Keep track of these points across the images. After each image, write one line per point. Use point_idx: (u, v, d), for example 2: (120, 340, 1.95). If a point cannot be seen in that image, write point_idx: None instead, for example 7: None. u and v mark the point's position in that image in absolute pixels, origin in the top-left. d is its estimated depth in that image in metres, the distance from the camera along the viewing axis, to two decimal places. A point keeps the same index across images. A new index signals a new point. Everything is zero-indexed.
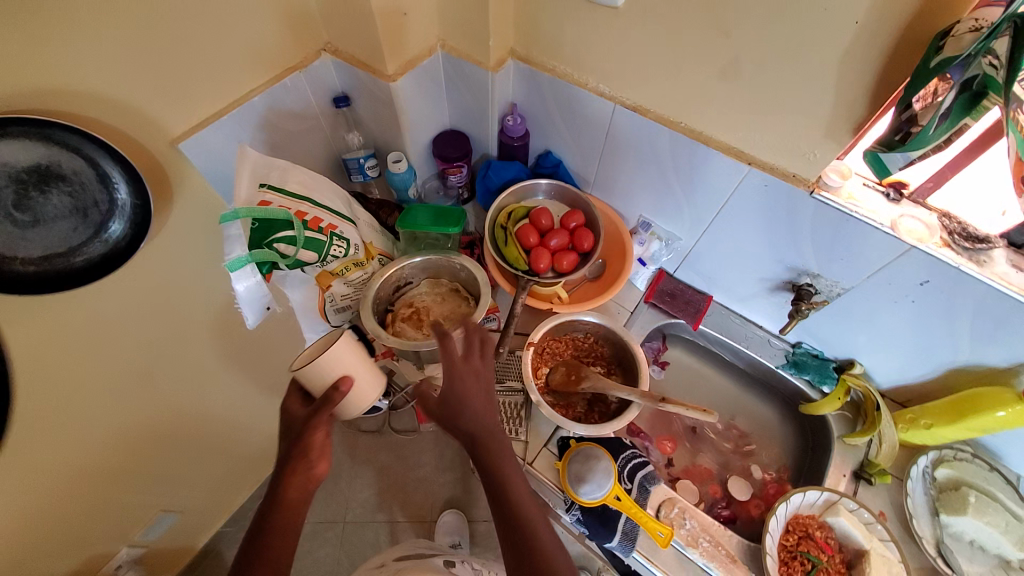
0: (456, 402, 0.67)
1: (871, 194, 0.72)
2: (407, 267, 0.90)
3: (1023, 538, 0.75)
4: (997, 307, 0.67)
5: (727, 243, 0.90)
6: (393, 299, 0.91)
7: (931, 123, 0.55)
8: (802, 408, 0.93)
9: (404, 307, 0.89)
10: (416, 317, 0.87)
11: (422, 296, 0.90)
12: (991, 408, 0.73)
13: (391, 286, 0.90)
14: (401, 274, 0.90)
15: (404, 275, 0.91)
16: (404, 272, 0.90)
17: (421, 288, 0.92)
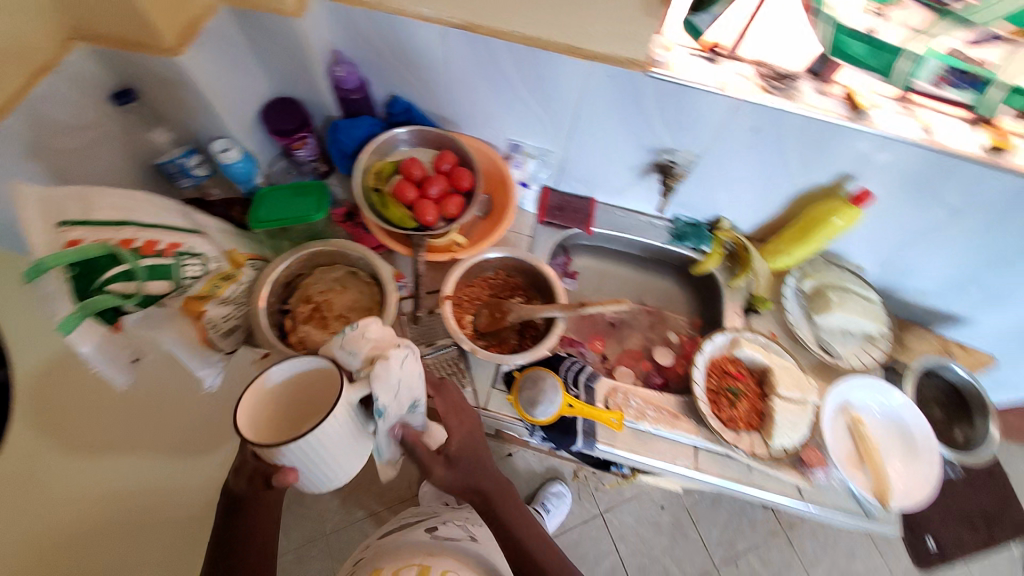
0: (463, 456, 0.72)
1: (696, 61, 0.77)
2: (292, 261, 0.84)
3: (873, 313, 0.96)
4: (817, 131, 0.77)
5: (594, 141, 0.92)
6: (285, 301, 0.84)
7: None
8: (693, 271, 1.06)
9: (300, 305, 0.83)
10: (319, 315, 0.82)
11: (320, 287, 0.85)
12: (830, 218, 0.87)
13: (279, 287, 0.83)
14: (288, 270, 0.84)
15: (291, 271, 0.85)
16: (290, 267, 0.84)
17: (315, 281, 0.86)
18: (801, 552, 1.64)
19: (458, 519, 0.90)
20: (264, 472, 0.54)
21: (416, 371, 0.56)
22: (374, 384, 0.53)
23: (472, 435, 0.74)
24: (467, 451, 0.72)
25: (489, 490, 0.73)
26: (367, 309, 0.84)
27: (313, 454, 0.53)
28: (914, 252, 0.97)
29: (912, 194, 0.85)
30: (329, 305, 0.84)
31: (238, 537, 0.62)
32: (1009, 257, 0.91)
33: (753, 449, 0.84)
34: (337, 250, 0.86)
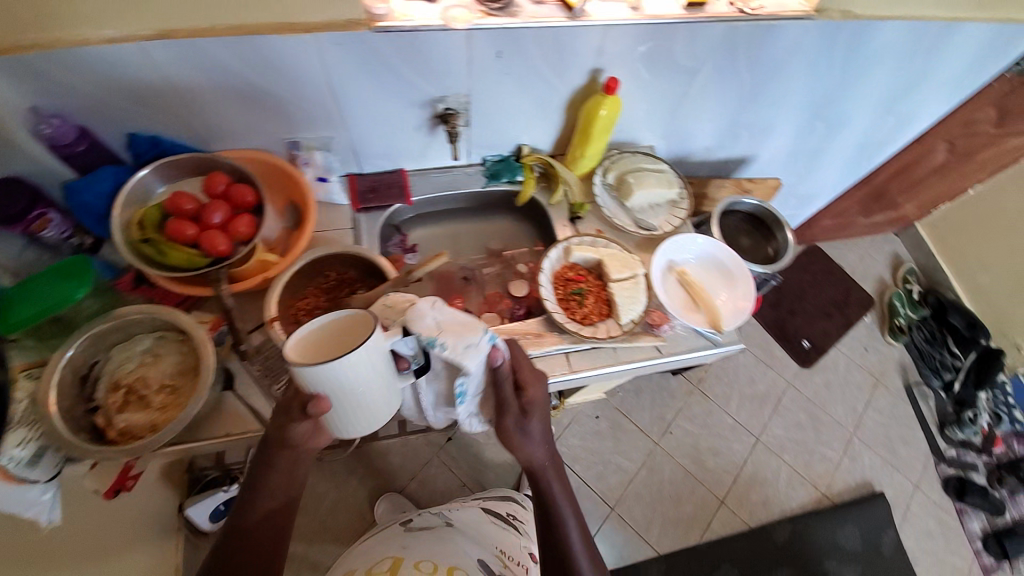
0: (531, 430, 0.74)
1: (416, 4, 0.78)
2: (77, 353, 0.74)
3: (668, 181, 1.08)
4: (549, 37, 0.83)
5: (367, 113, 0.91)
6: (88, 397, 0.75)
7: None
8: (519, 202, 1.12)
9: (109, 394, 0.75)
10: (137, 396, 0.76)
11: (126, 368, 0.77)
12: (598, 113, 0.95)
13: (73, 385, 0.73)
14: (76, 363, 0.74)
15: (81, 362, 0.75)
16: (77, 360, 0.74)
17: (118, 363, 0.77)
18: (714, 397, 1.90)
19: (438, 510, 1.09)
20: (301, 403, 0.62)
21: (449, 313, 0.72)
22: (416, 324, 0.69)
23: (542, 421, 0.75)
24: (534, 425, 0.75)
25: (542, 466, 0.76)
26: (190, 367, 0.79)
27: (343, 385, 0.61)
28: (679, 118, 1.12)
29: (650, 70, 0.96)
30: (149, 381, 0.77)
31: (251, 509, 0.68)
32: (744, 93, 1.09)
33: (611, 333, 0.93)
34: (132, 321, 0.77)
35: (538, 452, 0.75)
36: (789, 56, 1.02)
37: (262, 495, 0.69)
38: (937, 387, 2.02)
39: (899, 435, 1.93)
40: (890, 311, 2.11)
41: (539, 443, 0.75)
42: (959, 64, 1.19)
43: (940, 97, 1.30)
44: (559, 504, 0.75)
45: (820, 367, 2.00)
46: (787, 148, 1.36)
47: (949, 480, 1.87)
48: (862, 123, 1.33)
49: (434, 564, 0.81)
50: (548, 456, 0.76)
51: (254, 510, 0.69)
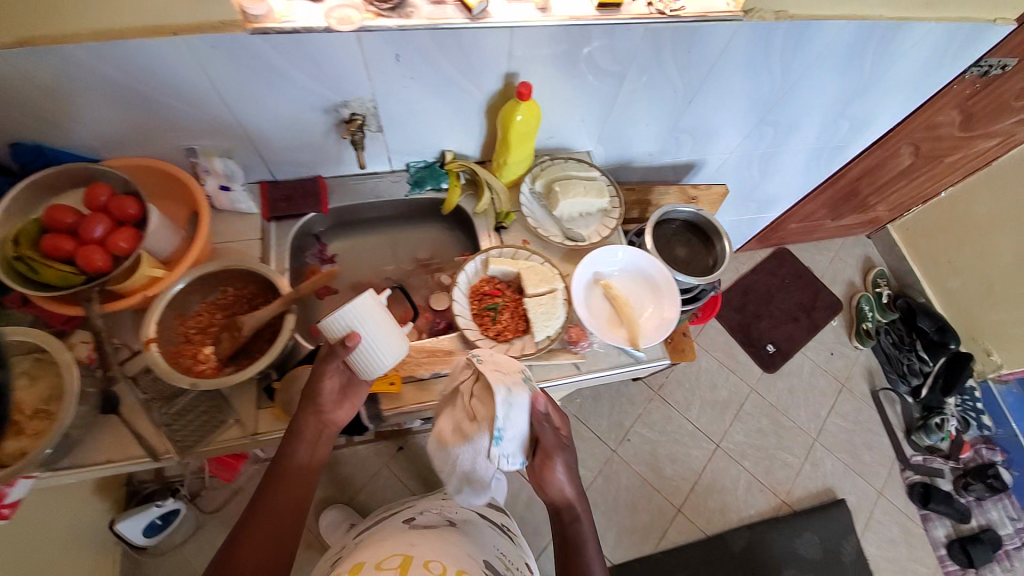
0: (557, 468, 0.72)
1: (299, 4, 0.73)
2: None
3: (599, 188, 1.03)
4: (449, 40, 0.78)
5: (265, 118, 0.86)
6: None
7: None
8: (445, 211, 1.07)
9: None
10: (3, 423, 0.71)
11: None
12: (513, 119, 0.90)
13: None
14: None
15: None
16: None
17: None
18: (674, 402, 1.85)
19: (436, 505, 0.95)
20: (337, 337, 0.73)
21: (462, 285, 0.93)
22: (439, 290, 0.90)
23: (572, 460, 0.74)
24: (557, 463, 0.72)
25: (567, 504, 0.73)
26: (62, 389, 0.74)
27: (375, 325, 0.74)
28: (613, 123, 1.07)
29: (572, 74, 0.91)
30: (22, 408, 0.72)
31: (281, 465, 0.73)
32: (679, 96, 1.03)
33: (525, 350, 0.90)
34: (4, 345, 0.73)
35: (562, 489, 0.73)
36: (718, 59, 0.95)
37: (299, 452, 0.74)
38: (906, 392, 1.93)
39: (864, 441, 1.87)
40: (858, 314, 2.05)
41: (566, 483, 0.73)
42: (914, 65, 1.11)
43: (898, 100, 1.23)
44: (585, 541, 0.72)
45: (784, 371, 1.95)
46: (736, 153, 1.31)
47: (914, 486, 1.80)
48: (815, 128, 1.27)
49: (443, 567, 0.70)
50: (572, 496, 0.73)
51: (298, 450, 0.74)
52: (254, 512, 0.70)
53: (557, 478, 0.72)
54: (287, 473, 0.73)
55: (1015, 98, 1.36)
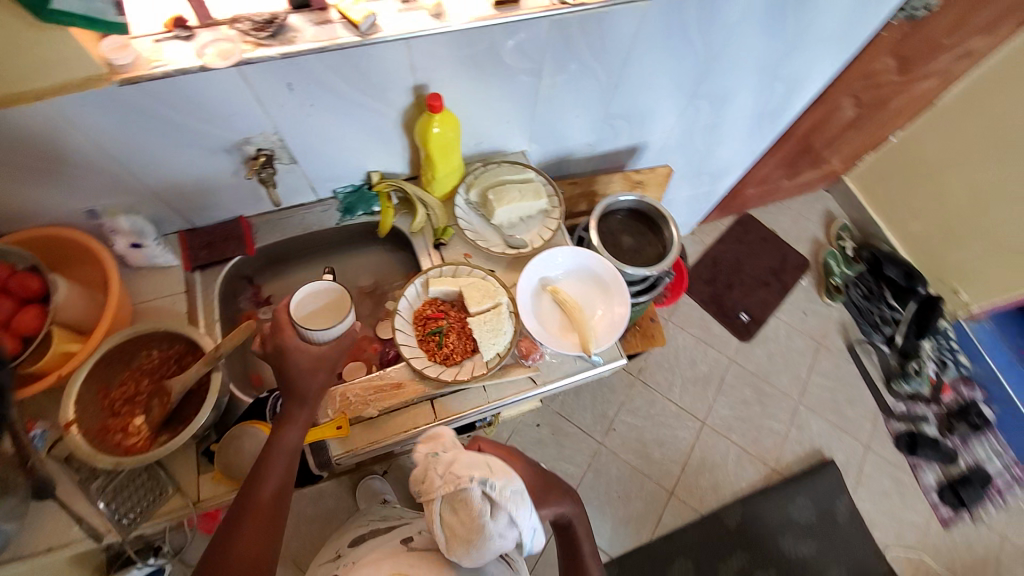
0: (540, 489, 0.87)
1: (167, 44, 0.66)
2: None
3: (535, 190, 1.00)
4: (343, 61, 0.72)
5: (165, 167, 0.80)
6: None
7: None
8: (381, 234, 1.02)
9: None
10: None
11: None
12: (431, 134, 0.86)
13: None
14: None
15: None
16: None
17: None
18: (655, 385, 1.84)
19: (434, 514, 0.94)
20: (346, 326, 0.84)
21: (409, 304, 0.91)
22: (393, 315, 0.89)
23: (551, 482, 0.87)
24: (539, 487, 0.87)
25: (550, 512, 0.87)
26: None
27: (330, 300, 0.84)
28: (542, 120, 1.03)
29: (485, 78, 0.86)
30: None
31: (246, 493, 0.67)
32: (604, 83, 0.99)
33: (476, 370, 0.87)
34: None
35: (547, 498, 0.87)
36: (636, 41, 0.91)
37: (267, 481, 0.68)
38: (880, 341, 1.95)
39: (845, 396, 1.89)
40: (825, 270, 2.05)
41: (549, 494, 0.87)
42: (837, 17, 1.08)
43: (829, 54, 1.20)
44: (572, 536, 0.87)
45: (760, 338, 1.96)
46: (677, 131, 1.28)
47: (900, 436, 1.82)
48: (750, 94, 1.24)
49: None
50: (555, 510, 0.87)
51: (266, 484, 0.68)
52: (215, 558, 0.62)
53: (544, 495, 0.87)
54: (251, 513, 0.66)
55: (946, 35, 1.35)
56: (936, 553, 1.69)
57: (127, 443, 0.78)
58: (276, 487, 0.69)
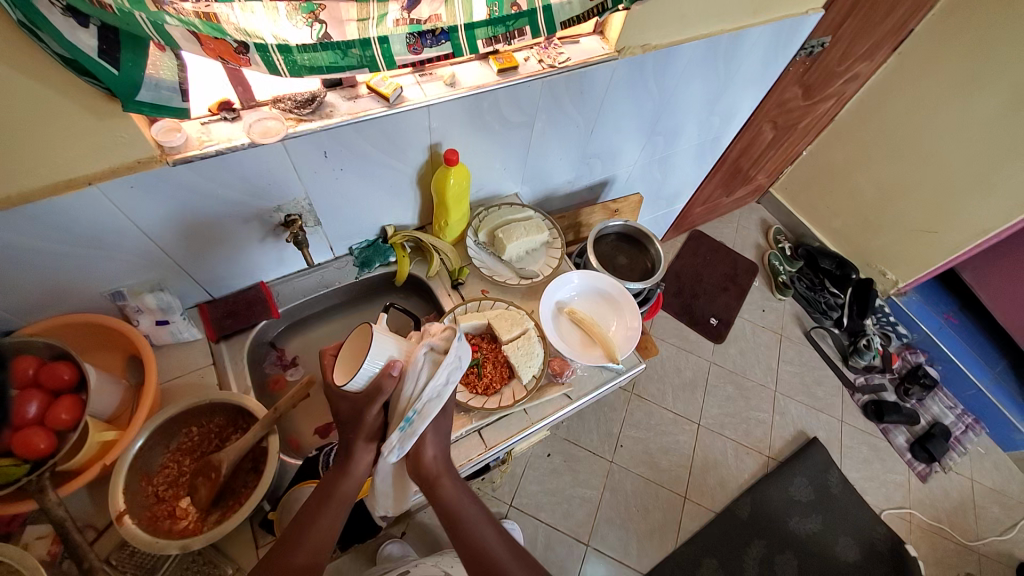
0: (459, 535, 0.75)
1: (216, 126, 0.72)
2: None
3: (537, 224, 1.10)
4: (373, 128, 0.82)
5: (198, 240, 0.83)
6: None
7: (170, 71, 0.60)
8: (398, 282, 1.07)
9: None
10: None
11: None
12: (447, 184, 0.95)
13: None
14: None
15: None
16: None
17: None
18: (649, 396, 1.94)
19: None
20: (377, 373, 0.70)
21: None
22: None
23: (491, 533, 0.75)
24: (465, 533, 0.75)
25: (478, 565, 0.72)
26: None
27: (385, 340, 0.70)
28: (533, 164, 1.16)
29: (488, 132, 0.98)
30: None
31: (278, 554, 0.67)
32: (582, 127, 1.14)
33: (516, 395, 0.92)
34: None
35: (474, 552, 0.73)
36: (607, 92, 1.08)
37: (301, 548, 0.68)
38: (831, 324, 2.20)
39: (813, 378, 2.09)
40: (772, 271, 2.31)
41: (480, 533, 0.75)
42: (757, 62, 1.31)
43: (751, 91, 1.45)
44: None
45: (731, 338, 2.14)
46: (639, 163, 1.46)
47: (867, 406, 2.03)
48: (694, 128, 1.46)
49: None
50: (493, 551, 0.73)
51: (299, 553, 0.67)
52: None
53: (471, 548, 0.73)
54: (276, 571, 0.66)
55: (836, 65, 1.66)
56: (922, 507, 1.86)
57: (177, 529, 0.73)
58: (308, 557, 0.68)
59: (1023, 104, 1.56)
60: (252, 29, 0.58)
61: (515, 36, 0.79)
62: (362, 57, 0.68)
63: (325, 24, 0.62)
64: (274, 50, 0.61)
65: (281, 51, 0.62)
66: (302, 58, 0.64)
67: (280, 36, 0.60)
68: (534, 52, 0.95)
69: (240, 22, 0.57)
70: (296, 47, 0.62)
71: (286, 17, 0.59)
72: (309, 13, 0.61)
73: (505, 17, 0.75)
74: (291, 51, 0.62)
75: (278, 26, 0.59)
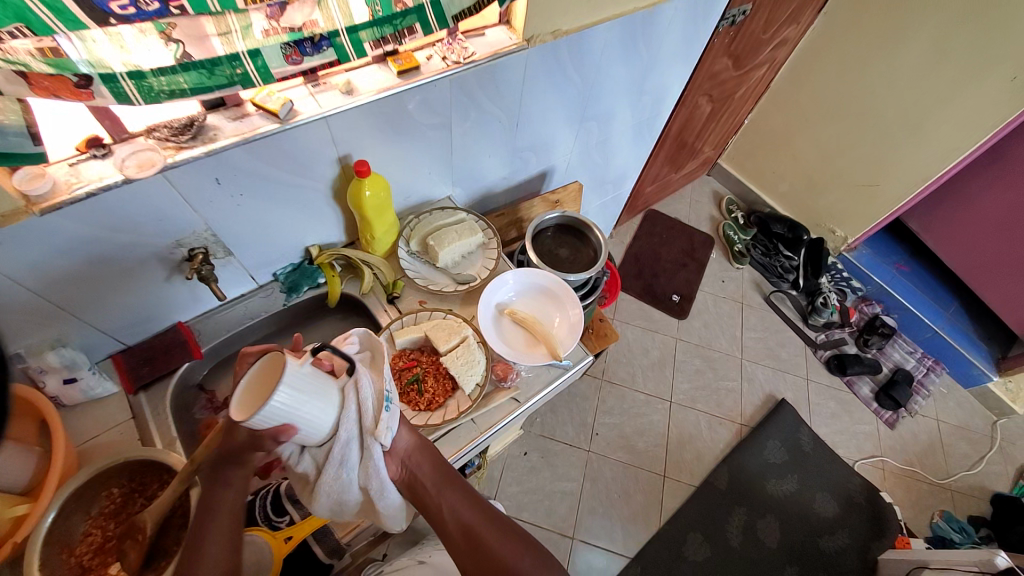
0: (425, 491, 0.77)
1: (85, 165, 0.66)
2: None
3: (470, 226, 1.07)
4: (268, 146, 0.76)
5: (91, 288, 0.76)
6: None
7: (16, 114, 0.56)
8: (331, 303, 1.03)
9: None
10: None
11: None
12: (362, 197, 0.91)
13: None
14: None
15: None
16: None
17: None
18: (620, 381, 1.94)
19: None
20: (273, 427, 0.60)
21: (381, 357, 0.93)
22: None
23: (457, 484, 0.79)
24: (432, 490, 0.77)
25: (442, 510, 0.77)
26: None
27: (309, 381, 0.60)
28: (461, 165, 1.12)
29: (401, 138, 0.94)
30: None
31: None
32: (505, 122, 1.11)
33: (461, 407, 0.89)
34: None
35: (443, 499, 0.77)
36: (526, 82, 1.04)
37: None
38: (788, 287, 2.24)
39: (776, 341, 2.13)
40: (728, 240, 2.34)
41: (444, 486, 0.77)
42: (677, 37, 1.30)
43: (678, 67, 1.44)
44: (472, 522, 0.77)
45: (695, 313, 2.16)
46: (575, 151, 1.44)
47: (829, 361, 2.08)
48: (626, 110, 1.44)
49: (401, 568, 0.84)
50: (456, 496, 0.78)
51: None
52: None
53: (439, 498, 0.77)
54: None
55: (761, 31, 1.66)
56: (893, 453, 1.92)
57: None
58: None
59: (944, 52, 1.60)
60: (90, 60, 0.52)
61: (405, 35, 0.74)
62: (233, 74, 0.63)
63: (182, 44, 0.57)
64: (125, 78, 0.56)
65: (133, 78, 0.56)
66: (160, 82, 0.58)
67: (129, 63, 0.55)
68: (437, 49, 0.91)
69: (73, 54, 0.51)
70: (151, 72, 0.57)
71: (134, 41, 0.54)
72: (161, 34, 0.55)
73: (392, 17, 0.70)
74: (145, 76, 0.57)
75: (124, 53, 0.54)
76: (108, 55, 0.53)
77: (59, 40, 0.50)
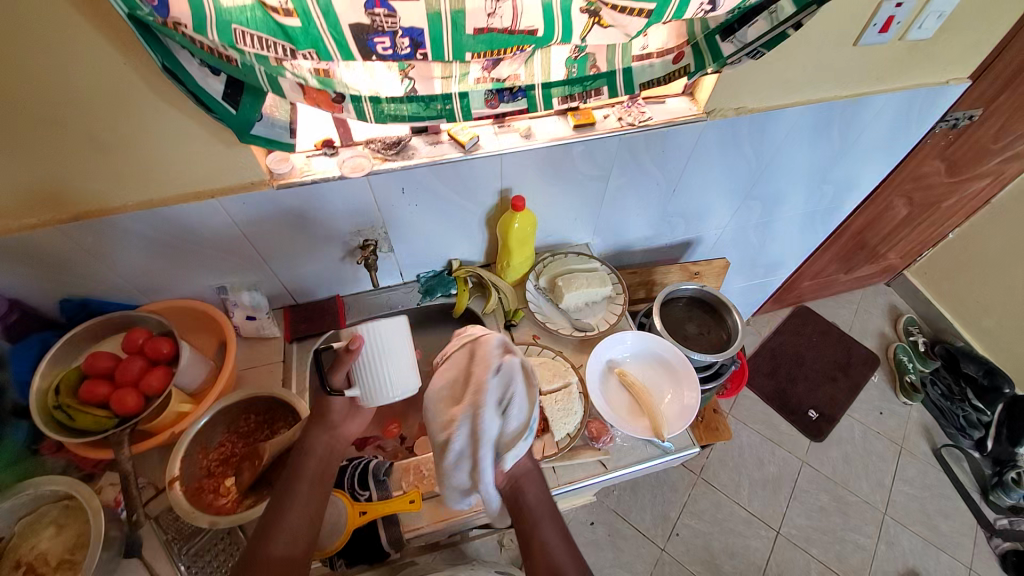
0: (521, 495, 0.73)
1: (317, 159, 0.85)
2: None
3: (601, 277, 1.07)
4: (449, 169, 0.88)
5: (289, 251, 0.95)
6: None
7: (284, 114, 0.74)
8: (455, 314, 1.11)
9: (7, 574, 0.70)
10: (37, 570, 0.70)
11: (30, 546, 0.71)
12: (511, 227, 0.98)
13: None
14: None
15: None
16: None
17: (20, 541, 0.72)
18: (719, 485, 1.71)
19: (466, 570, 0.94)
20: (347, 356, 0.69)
21: None
22: None
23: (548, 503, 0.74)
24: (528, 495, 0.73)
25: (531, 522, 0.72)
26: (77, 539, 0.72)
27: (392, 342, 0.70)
28: (607, 218, 1.15)
29: (559, 182, 1.00)
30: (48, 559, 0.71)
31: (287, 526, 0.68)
32: (663, 185, 1.10)
33: (546, 451, 0.88)
34: (38, 495, 0.74)
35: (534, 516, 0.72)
36: (693, 154, 1.04)
37: (294, 535, 0.67)
38: (970, 446, 1.77)
39: (939, 509, 1.67)
40: (898, 366, 1.94)
41: (544, 502, 0.74)
42: (882, 130, 1.16)
43: (875, 162, 1.28)
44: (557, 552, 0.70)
45: (833, 439, 1.81)
46: (730, 227, 1.36)
47: (1006, 556, 1.58)
48: (800, 196, 1.32)
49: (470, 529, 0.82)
50: (550, 514, 0.74)
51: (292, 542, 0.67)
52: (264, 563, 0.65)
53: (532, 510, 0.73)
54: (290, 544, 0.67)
55: (992, 141, 1.40)
56: None
57: (217, 505, 0.80)
58: (305, 549, 0.68)
59: None
60: (348, 84, 0.66)
61: (592, 95, 0.80)
62: (442, 109, 0.74)
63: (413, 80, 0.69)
64: (366, 100, 0.69)
65: (371, 101, 0.70)
66: (389, 108, 0.72)
67: (373, 89, 0.68)
68: (616, 110, 0.96)
69: (340, 78, 0.65)
70: (385, 98, 0.70)
71: (382, 73, 0.67)
72: (402, 71, 0.67)
73: (584, 78, 0.77)
74: (380, 101, 0.70)
75: (372, 82, 0.67)
76: (362, 82, 0.67)
77: (335, 66, 0.64)
